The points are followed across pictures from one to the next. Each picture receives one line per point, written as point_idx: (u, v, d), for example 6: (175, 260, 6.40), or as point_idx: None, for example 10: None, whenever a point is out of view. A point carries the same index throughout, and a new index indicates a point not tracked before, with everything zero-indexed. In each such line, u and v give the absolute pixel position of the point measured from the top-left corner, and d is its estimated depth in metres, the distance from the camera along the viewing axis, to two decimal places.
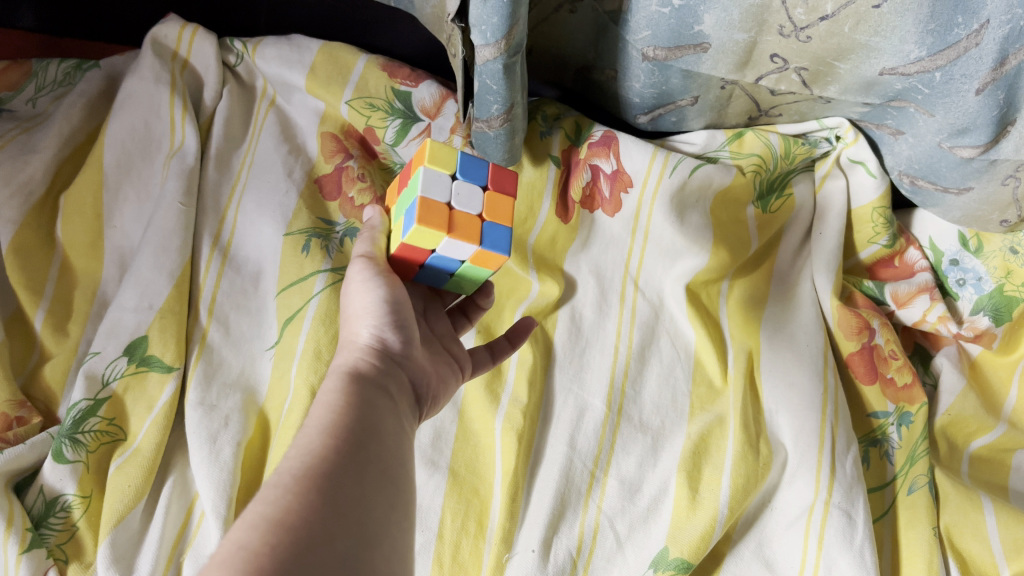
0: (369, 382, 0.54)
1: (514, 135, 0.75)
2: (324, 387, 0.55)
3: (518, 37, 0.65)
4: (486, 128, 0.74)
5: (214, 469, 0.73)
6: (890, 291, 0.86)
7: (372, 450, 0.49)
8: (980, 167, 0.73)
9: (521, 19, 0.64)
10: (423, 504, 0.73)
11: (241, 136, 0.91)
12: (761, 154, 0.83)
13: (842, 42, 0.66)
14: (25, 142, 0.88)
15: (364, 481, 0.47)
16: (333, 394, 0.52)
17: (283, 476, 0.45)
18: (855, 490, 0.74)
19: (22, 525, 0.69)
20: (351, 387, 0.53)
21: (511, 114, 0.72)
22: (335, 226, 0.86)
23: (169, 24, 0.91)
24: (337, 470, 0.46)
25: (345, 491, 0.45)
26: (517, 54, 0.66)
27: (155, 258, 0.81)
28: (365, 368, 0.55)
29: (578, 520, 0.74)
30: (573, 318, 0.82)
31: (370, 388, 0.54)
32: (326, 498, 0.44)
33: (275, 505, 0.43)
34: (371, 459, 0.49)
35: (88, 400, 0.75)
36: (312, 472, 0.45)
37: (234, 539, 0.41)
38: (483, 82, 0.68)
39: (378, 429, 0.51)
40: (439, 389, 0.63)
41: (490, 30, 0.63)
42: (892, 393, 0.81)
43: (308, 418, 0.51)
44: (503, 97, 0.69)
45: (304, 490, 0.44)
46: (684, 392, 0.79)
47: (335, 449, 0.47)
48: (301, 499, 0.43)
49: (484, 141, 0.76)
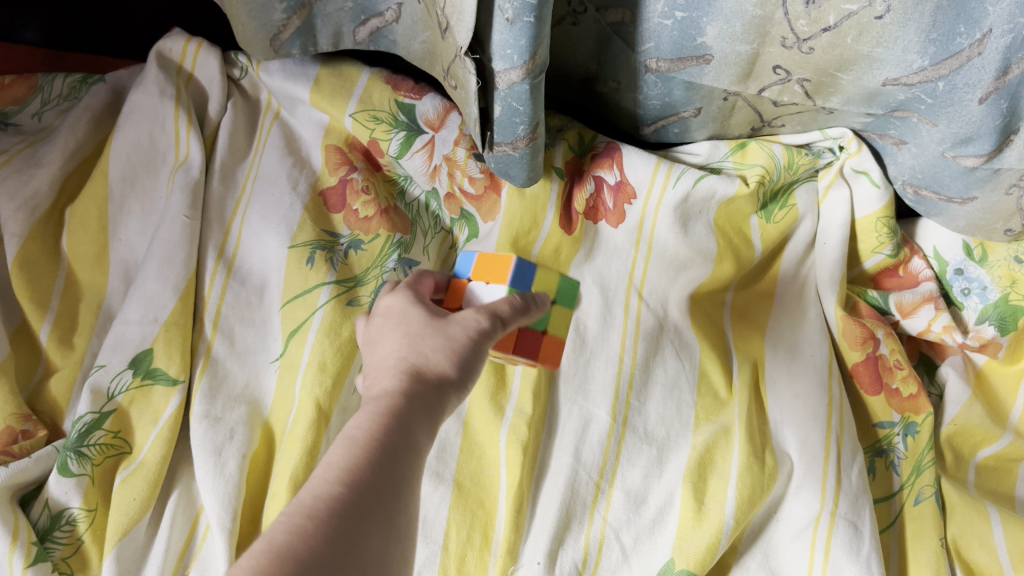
0: (421, 421, 0.54)
1: (536, 154, 0.75)
2: (370, 407, 0.53)
3: (543, 58, 0.65)
4: (511, 150, 0.74)
5: (220, 483, 0.73)
6: (894, 301, 0.87)
7: (400, 506, 0.50)
8: (984, 176, 0.73)
9: (546, 40, 0.65)
10: (428, 516, 0.73)
11: (245, 149, 0.91)
12: (764, 165, 0.83)
13: (844, 53, 0.66)
14: (30, 157, 0.89)
15: (384, 533, 0.48)
16: (380, 423, 0.52)
17: (315, 508, 0.46)
18: (860, 500, 0.75)
19: (28, 538, 0.69)
20: (400, 426, 0.52)
21: (535, 134, 0.72)
22: (340, 238, 0.85)
23: (174, 38, 0.93)
24: (366, 522, 0.47)
25: (365, 545, 0.46)
26: (542, 74, 0.67)
27: (160, 271, 0.81)
28: (420, 406, 0.54)
29: (583, 532, 0.74)
30: (577, 329, 0.81)
31: (418, 433, 0.53)
32: (343, 546, 0.45)
33: (298, 538, 0.44)
34: (394, 511, 0.49)
35: (93, 413, 0.75)
36: (339, 513, 0.46)
37: (253, 566, 0.42)
38: (508, 105, 0.68)
39: (412, 476, 0.52)
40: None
41: (516, 53, 0.63)
42: (897, 403, 0.81)
43: (351, 437, 0.51)
44: (530, 118, 0.69)
45: (327, 530, 0.45)
46: (689, 403, 0.79)
47: (365, 492, 0.48)
48: (323, 543, 0.44)
49: (508, 163, 0.76)
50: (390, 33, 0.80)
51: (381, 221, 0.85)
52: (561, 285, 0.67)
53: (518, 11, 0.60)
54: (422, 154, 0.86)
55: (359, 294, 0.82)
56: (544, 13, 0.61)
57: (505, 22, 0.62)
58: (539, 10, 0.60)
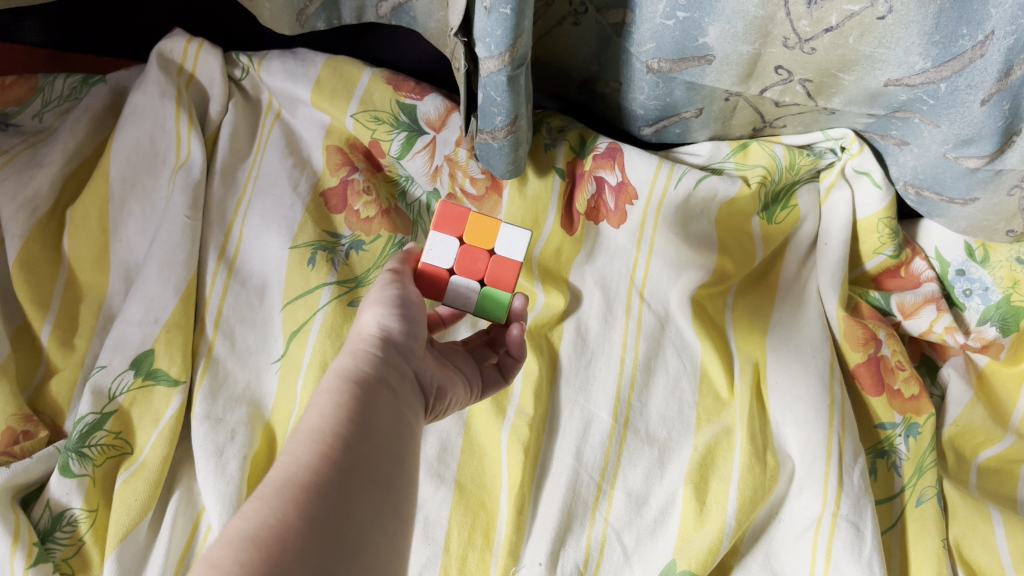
0: (370, 377, 0.53)
1: (518, 147, 0.76)
2: (320, 388, 0.54)
3: (523, 48, 0.65)
4: (490, 139, 0.74)
5: (221, 482, 0.73)
6: (896, 302, 0.87)
7: (361, 459, 0.48)
8: (986, 177, 0.72)
9: (526, 31, 0.64)
10: (429, 516, 0.73)
11: (247, 150, 0.91)
12: (766, 165, 0.83)
13: (846, 54, 0.66)
14: (31, 157, 0.89)
15: (347, 487, 0.47)
16: (326, 394, 0.52)
17: (268, 487, 0.45)
18: (863, 501, 0.74)
19: (30, 539, 0.69)
20: (346, 385, 0.52)
21: (515, 125, 0.72)
22: (341, 239, 0.86)
23: (175, 38, 0.91)
24: (323, 481, 0.46)
25: (326, 502, 0.45)
26: (520, 66, 0.67)
27: (160, 272, 0.81)
28: (366, 365, 0.54)
29: (585, 532, 0.74)
30: (578, 330, 0.82)
31: (370, 387, 0.53)
32: (304, 510, 0.44)
33: (253, 518, 0.43)
34: (355, 466, 0.48)
35: (94, 413, 0.75)
36: (294, 483, 0.45)
37: (208, 556, 0.41)
38: (486, 93, 0.69)
39: (371, 429, 0.51)
40: (446, 384, 0.62)
41: (493, 42, 0.63)
42: (899, 404, 0.81)
43: (302, 418, 0.51)
44: (507, 109, 0.70)
45: (282, 502, 0.44)
46: (690, 404, 0.79)
47: (320, 457, 0.47)
48: (279, 513, 0.43)
49: (488, 153, 0.77)
50: (411, 10, 0.81)
51: (382, 222, 0.85)
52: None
53: (495, 1, 0.60)
54: (423, 154, 0.86)
55: (360, 294, 0.82)
56: (522, 6, 0.61)
57: (483, 10, 0.62)
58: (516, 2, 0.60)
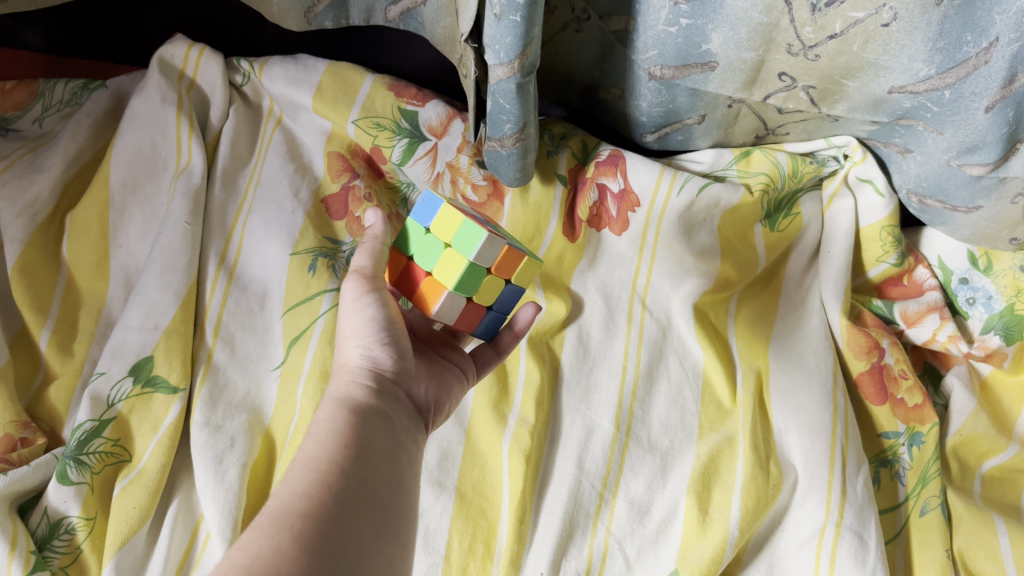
0: (362, 404, 0.55)
1: (526, 154, 0.75)
2: (316, 417, 0.55)
3: (532, 57, 0.65)
4: (499, 147, 0.74)
5: (220, 490, 0.72)
6: (899, 310, 0.86)
7: (357, 485, 0.49)
8: (989, 185, 0.72)
9: (535, 38, 0.64)
10: (429, 526, 0.72)
11: (247, 155, 0.91)
12: (769, 172, 0.83)
13: (850, 60, 0.66)
14: (30, 162, 0.89)
15: (344, 513, 0.47)
16: (321, 425, 0.53)
17: (264, 517, 0.46)
18: (866, 511, 0.74)
19: (27, 547, 0.68)
20: (340, 415, 0.53)
21: (524, 133, 0.72)
22: (341, 245, 0.85)
23: (176, 43, 0.91)
24: (319, 508, 0.47)
25: (322, 529, 0.46)
26: (530, 73, 0.67)
27: (160, 278, 0.81)
28: (357, 393, 0.55)
29: (587, 542, 0.73)
30: (579, 338, 0.81)
31: (363, 413, 0.54)
32: (299, 537, 0.45)
33: (250, 548, 0.44)
34: (351, 492, 0.49)
35: (92, 421, 0.74)
36: (289, 512, 0.46)
37: None
38: (496, 101, 0.68)
39: (366, 455, 0.52)
40: (441, 399, 0.63)
41: (503, 50, 0.63)
42: (902, 412, 0.80)
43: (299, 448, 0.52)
44: (516, 117, 0.69)
45: (278, 530, 0.45)
46: (692, 412, 0.79)
47: (316, 485, 0.48)
48: (275, 542, 0.44)
49: (496, 160, 0.76)
50: (419, 15, 0.82)
51: None
52: (460, 232, 0.61)
53: (505, 8, 0.60)
54: (425, 160, 0.86)
55: None
56: (533, 13, 0.61)
57: (493, 17, 0.61)
58: (526, 9, 0.60)
